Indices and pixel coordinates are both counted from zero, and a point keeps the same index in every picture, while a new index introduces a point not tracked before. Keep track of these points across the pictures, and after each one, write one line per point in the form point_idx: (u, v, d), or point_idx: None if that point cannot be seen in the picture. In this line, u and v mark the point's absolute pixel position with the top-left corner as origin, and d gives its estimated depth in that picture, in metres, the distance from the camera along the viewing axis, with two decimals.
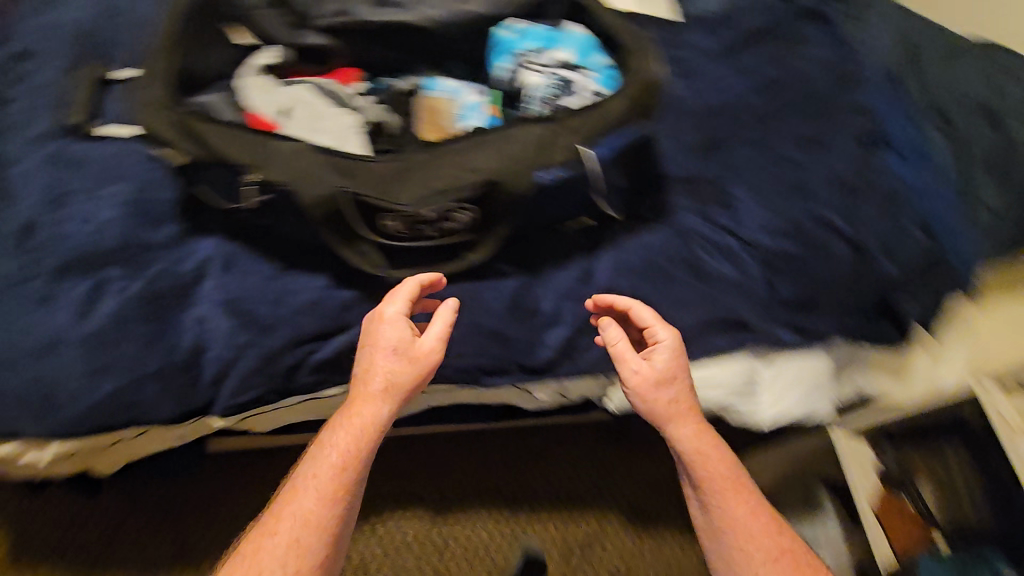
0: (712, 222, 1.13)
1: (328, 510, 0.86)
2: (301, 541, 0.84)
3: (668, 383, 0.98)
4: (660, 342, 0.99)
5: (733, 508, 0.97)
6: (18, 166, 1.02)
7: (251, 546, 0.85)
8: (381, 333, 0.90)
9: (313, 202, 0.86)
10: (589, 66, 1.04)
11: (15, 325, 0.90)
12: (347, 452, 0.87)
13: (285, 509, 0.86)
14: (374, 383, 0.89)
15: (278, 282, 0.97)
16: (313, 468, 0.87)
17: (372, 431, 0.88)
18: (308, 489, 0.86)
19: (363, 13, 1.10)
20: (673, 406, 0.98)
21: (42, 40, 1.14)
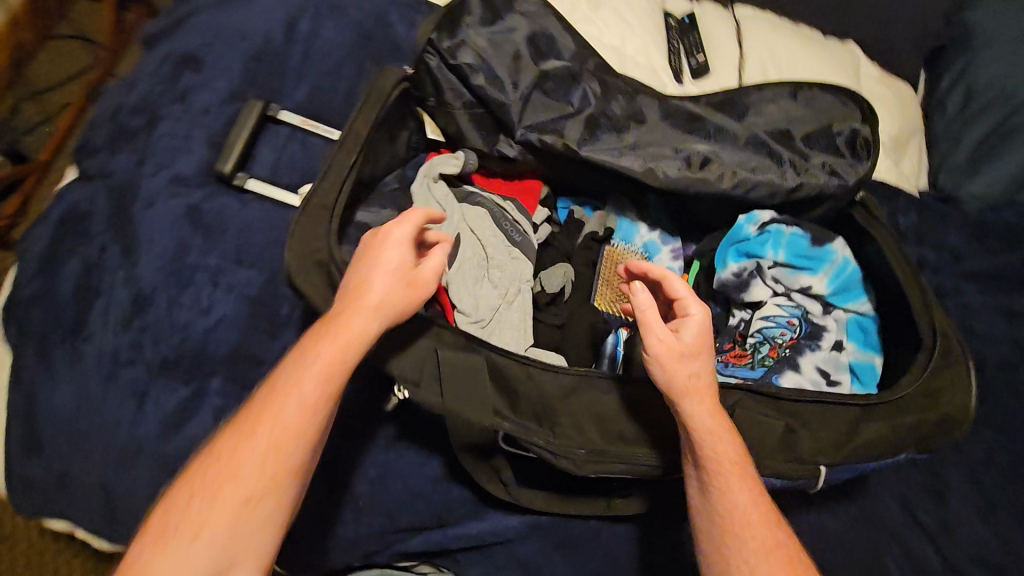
0: (914, 525, 0.92)
1: (283, 455, 0.58)
2: (241, 488, 0.57)
3: (699, 349, 0.67)
4: (692, 316, 0.68)
5: (739, 493, 0.63)
6: (149, 208, 0.88)
7: (150, 548, 0.55)
8: (385, 252, 0.64)
9: (464, 428, 0.67)
10: (845, 312, 0.81)
11: (101, 415, 0.79)
12: (335, 337, 0.60)
13: (222, 479, 0.57)
14: (354, 321, 0.61)
15: (387, 454, 0.81)
16: (265, 411, 0.59)
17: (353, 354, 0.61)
18: (268, 433, 0.58)
19: (577, 141, 0.88)
20: (690, 358, 0.66)
21: (216, 48, 0.97)
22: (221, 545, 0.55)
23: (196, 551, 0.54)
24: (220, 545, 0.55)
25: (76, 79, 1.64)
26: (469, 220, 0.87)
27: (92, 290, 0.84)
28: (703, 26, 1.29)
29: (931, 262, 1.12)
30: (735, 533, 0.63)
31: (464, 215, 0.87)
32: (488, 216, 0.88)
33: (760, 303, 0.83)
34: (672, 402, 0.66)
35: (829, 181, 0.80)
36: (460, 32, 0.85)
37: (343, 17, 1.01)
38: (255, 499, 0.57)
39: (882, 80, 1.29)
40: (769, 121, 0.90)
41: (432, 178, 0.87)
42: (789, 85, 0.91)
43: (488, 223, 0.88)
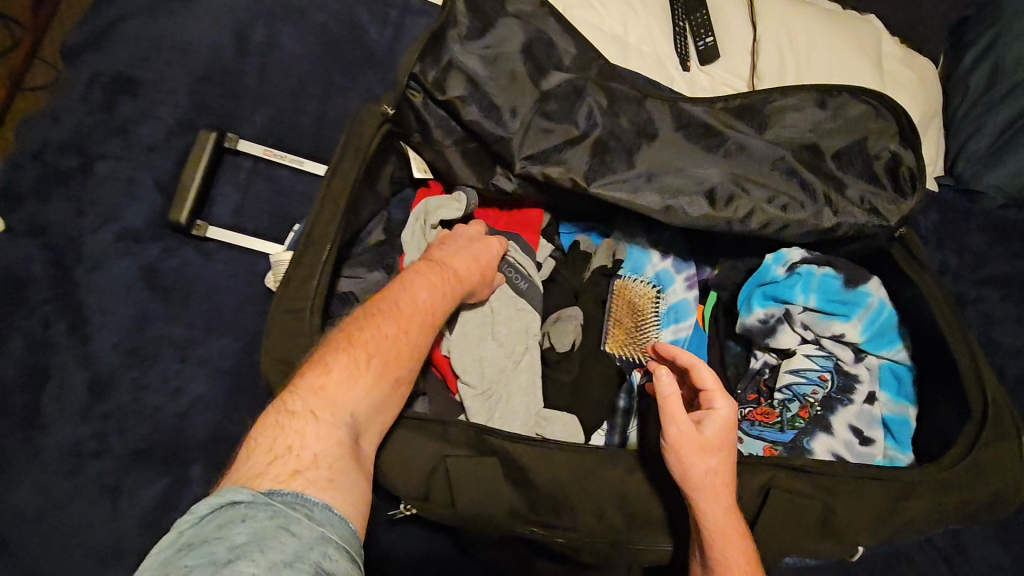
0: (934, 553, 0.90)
1: (418, 342, 0.59)
2: (390, 362, 0.56)
3: (720, 446, 0.60)
4: (716, 411, 0.61)
5: None
6: (99, 271, 0.76)
7: (311, 382, 0.52)
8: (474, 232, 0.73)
9: (481, 531, 0.62)
10: (877, 359, 0.76)
11: (67, 516, 0.71)
12: (447, 274, 0.64)
13: (377, 340, 0.56)
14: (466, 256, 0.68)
15: (392, 531, 0.75)
16: (416, 301, 0.60)
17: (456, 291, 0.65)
18: (411, 316, 0.59)
19: (586, 175, 0.77)
20: (708, 450, 0.59)
21: (154, 66, 0.84)
22: (372, 402, 0.53)
23: (350, 401, 0.52)
24: (370, 403, 0.53)
25: None
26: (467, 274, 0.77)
27: (37, 372, 0.73)
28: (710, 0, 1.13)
29: (952, 269, 1.05)
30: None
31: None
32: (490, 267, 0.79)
33: (788, 351, 0.77)
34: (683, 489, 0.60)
35: (868, 220, 0.74)
36: (446, 53, 0.73)
37: (305, 26, 0.88)
38: (398, 384, 0.56)
39: (904, 59, 1.17)
40: (798, 137, 0.80)
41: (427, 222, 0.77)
42: (818, 92, 0.81)
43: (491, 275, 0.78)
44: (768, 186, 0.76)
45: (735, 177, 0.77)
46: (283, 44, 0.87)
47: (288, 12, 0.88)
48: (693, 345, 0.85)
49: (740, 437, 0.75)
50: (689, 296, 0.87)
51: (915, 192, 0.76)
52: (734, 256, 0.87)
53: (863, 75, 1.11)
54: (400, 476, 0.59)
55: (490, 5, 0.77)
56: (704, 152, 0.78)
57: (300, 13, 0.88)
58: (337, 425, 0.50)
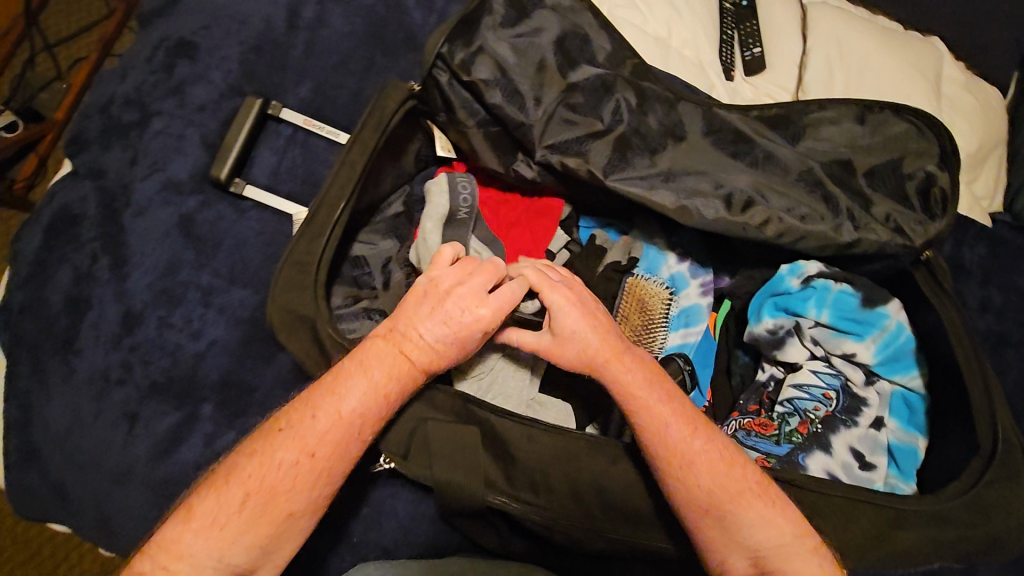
0: None
1: (322, 471, 0.55)
2: (288, 493, 0.54)
3: (577, 303, 0.66)
4: (556, 303, 0.65)
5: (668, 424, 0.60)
6: (142, 216, 0.84)
7: (197, 526, 0.53)
8: (473, 282, 0.63)
9: (452, 498, 0.62)
10: (889, 384, 0.73)
11: (90, 434, 0.77)
12: (393, 366, 0.58)
13: (272, 475, 0.54)
14: (425, 347, 0.60)
15: (380, 493, 0.78)
16: (328, 432, 0.55)
17: (395, 397, 0.58)
18: (321, 437, 0.55)
19: (604, 169, 0.77)
20: (573, 317, 0.65)
21: (213, 33, 0.90)
22: (252, 544, 0.53)
23: (234, 544, 0.53)
24: (247, 547, 0.53)
25: (88, 31, 1.57)
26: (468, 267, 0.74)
27: (81, 302, 0.81)
28: (762, 11, 1.11)
29: (997, 306, 0.99)
30: (732, 526, 0.57)
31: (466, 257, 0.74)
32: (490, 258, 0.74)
33: (795, 365, 0.75)
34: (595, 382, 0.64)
35: (892, 239, 0.72)
36: (478, 38, 0.75)
37: (355, 8, 0.93)
38: (297, 515, 0.55)
39: (967, 85, 1.11)
40: (828, 151, 0.78)
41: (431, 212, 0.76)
42: (858, 107, 0.78)
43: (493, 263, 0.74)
44: (789, 196, 0.75)
45: (757, 185, 0.76)
46: (332, 23, 0.92)
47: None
48: (701, 350, 0.83)
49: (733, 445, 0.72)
50: (702, 301, 0.84)
51: (946, 217, 0.73)
52: (752, 265, 0.84)
53: (918, 97, 1.06)
54: (385, 425, 0.62)
55: None
56: (729, 158, 0.77)
57: None
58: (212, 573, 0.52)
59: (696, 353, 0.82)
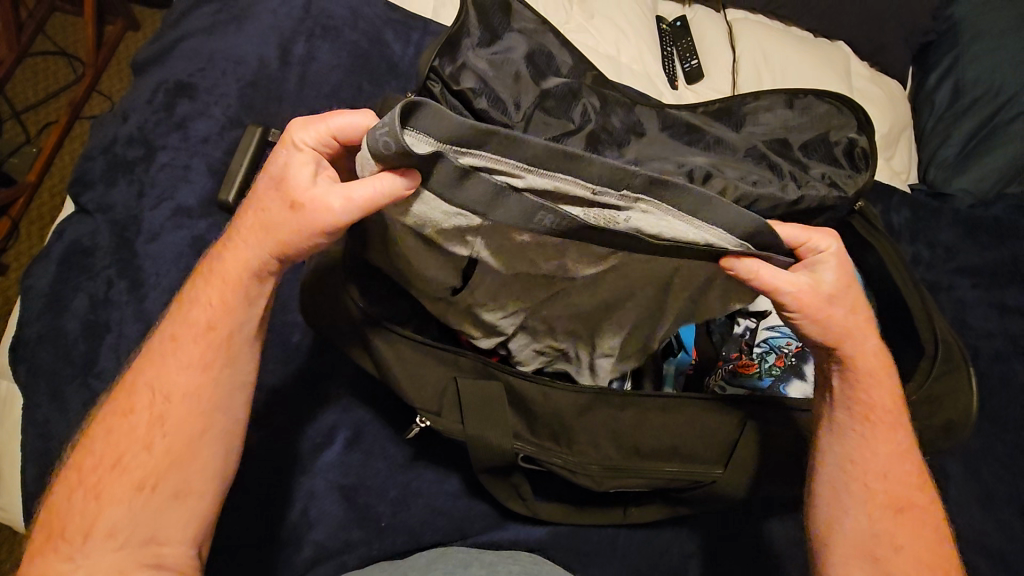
0: None
1: (173, 431, 0.62)
2: (129, 470, 0.61)
3: (850, 294, 0.64)
4: (829, 258, 0.63)
5: (886, 437, 0.66)
6: (155, 241, 0.89)
7: (52, 546, 0.59)
8: (290, 162, 0.60)
9: (484, 452, 0.68)
10: None
11: None
12: (211, 315, 0.64)
13: (120, 457, 0.61)
14: (233, 267, 0.63)
15: (406, 476, 0.82)
16: (149, 407, 0.63)
17: (218, 336, 0.63)
18: (151, 410, 0.62)
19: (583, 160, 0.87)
20: (866, 333, 0.66)
21: (209, 74, 0.98)
22: (114, 525, 0.59)
23: (104, 534, 0.59)
24: (111, 529, 0.59)
25: (56, 96, 1.61)
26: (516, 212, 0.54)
27: (99, 326, 0.85)
28: (694, 30, 1.28)
29: (926, 259, 1.13)
30: (882, 550, 0.64)
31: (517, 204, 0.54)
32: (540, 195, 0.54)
33: (764, 312, 0.84)
34: (840, 361, 0.66)
35: (829, 192, 0.85)
36: (460, 57, 0.87)
37: (341, 46, 1.03)
38: (147, 482, 0.61)
39: (871, 79, 1.31)
40: (765, 132, 0.91)
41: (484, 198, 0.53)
42: (787, 94, 0.93)
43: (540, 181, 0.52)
44: (739, 169, 0.87)
45: (712, 163, 0.87)
46: (321, 61, 1.02)
47: (327, 35, 1.03)
48: None
49: (723, 386, 0.83)
50: None
51: (869, 169, 0.87)
52: None
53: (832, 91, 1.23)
54: (418, 391, 0.69)
55: (498, 22, 0.91)
56: (686, 145, 0.90)
57: (338, 36, 1.04)
58: (98, 567, 0.58)
59: None
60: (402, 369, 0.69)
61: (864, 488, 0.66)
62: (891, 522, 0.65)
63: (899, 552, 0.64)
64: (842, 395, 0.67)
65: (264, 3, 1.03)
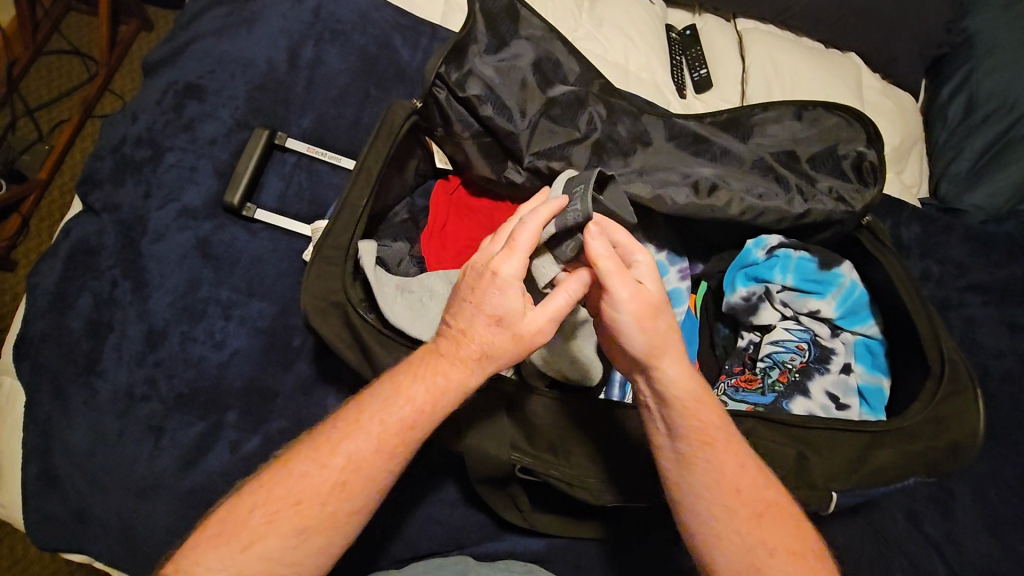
0: (935, 549, 0.89)
1: (359, 499, 0.58)
2: (299, 518, 0.57)
3: (652, 319, 0.60)
4: (641, 263, 0.62)
5: (728, 455, 0.62)
6: (160, 242, 0.89)
7: (216, 537, 0.56)
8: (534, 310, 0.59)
9: (481, 462, 0.67)
10: (852, 335, 0.83)
11: (117, 451, 0.80)
12: (434, 391, 0.59)
13: (291, 498, 0.57)
14: (457, 377, 0.59)
15: (402, 484, 0.81)
16: (348, 470, 0.58)
17: (415, 431, 0.59)
18: (342, 471, 0.58)
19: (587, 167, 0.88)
20: (666, 357, 0.62)
21: (219, 76, 0.99)
22: (258, 552, 0.55)
23: (261, 557, 0.56)
24: (257, 552, 0.55)
25: (70, 94, 1.63)
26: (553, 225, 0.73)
27: (103, 326, 0.85)
28: (703, 39, 1.28)
29: (936, 275, 1.11)
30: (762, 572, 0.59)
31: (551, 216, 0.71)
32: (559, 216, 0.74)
33: (769, 326, 0.84)
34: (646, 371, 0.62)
35: (836, 206, 0.83)
36: (467, 63, 0.87)
37: (350, 51, 1.04)
38: (310, 530, 0.57)
39: (882, 91, 1.30)
40: (772, 144, 0.91)
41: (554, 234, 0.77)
42: (795, 106, 0.92)
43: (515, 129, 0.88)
44: (746, 181, 0.87)
45: (718, 174, 0.87)
46: (330, 65, 1.02)
47: (336, 39, 1.04)
48: (686, 330, 0.88)
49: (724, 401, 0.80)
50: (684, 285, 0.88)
51: (877, 184, 0.86)
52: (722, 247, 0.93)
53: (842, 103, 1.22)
54: None
55: (506, 29, 0.91)
56: (692, 156, 0.89)
57: (346, 40, 1.04)
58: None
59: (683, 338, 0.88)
60: None
61: (725, 513, 0.61)
62: (757, 538, 0.60)
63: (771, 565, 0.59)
64: (666, 417, 0.63)
65: (274, 8, 1.03)
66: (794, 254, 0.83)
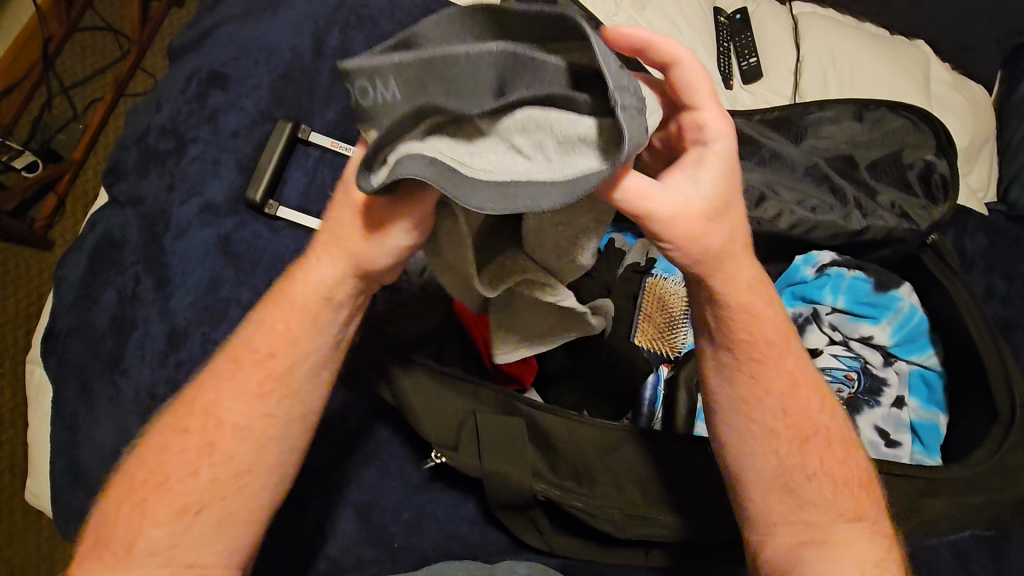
0: None
1: (241, 457, 0.54)
2: (173, 495, 0.53)
3: (715, 217, 0.52)
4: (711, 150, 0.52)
5: (776, 369, 0.58)
6: (182, 238, 0.88)
7: (104, 547, 0.53)
8: (389, 235, 0.51)
9: (502, 489, 0.64)
10: (907, 364, 0.76)
11: None
12: (282, 325, 0.55)
13: (157, 478, 0.54)
14: (301, 305, 0.55)
15: (421, 498, 0.79)
16: (204, 427, 0.55)
17: (273, 369, 0.55)
18: (201, 433, 0.54)
19: None
20: (724, 267, 0.55)
21: (242, 64, 0.96)
22: (146, 542, 0.52)
23: (148, 551, 0.52)
24: (146, 546, 0.52)
25: (104, 72, 1.62)
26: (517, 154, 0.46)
27: (126, 324, 0.85)
28: (756, 23, 1.18)
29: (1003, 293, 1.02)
30: (799, 495, 0.57)
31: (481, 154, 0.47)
32: (514, 118, 0.45)
33: (815, 351, 0.77)
34: (699, 277, 0.55)
35: (898, 224, 0.77)
36: None
37: (377, 38, 0.98)
38: (192, 509, 0.53)
39: (953, 84, 1.18)
40: (828, 147, 0.83)
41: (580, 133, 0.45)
42: (856, 105, 0.84)
43: None
44: (798, 190, 0.80)
45: (766, 182, 0.81)
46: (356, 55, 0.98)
47: (363, 26, 0.99)
48: None
49: None
50: None
51: (948, 201, 0.79)
52: (764, 260, 0.85)
53: (907, 95, 1.12)
54: (433, 423, 0.66)
55: None
56: (738, 159, 0.83)
57: (374, 27, 0.99)
58: None
59: None
60: (422, 399, 0.66)
61: (764, 429, 0.58)
62: (796, 459, 0.58)
63: (811, 490, 0.57)
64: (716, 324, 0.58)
65: None
66: (849, 275, 0.77)
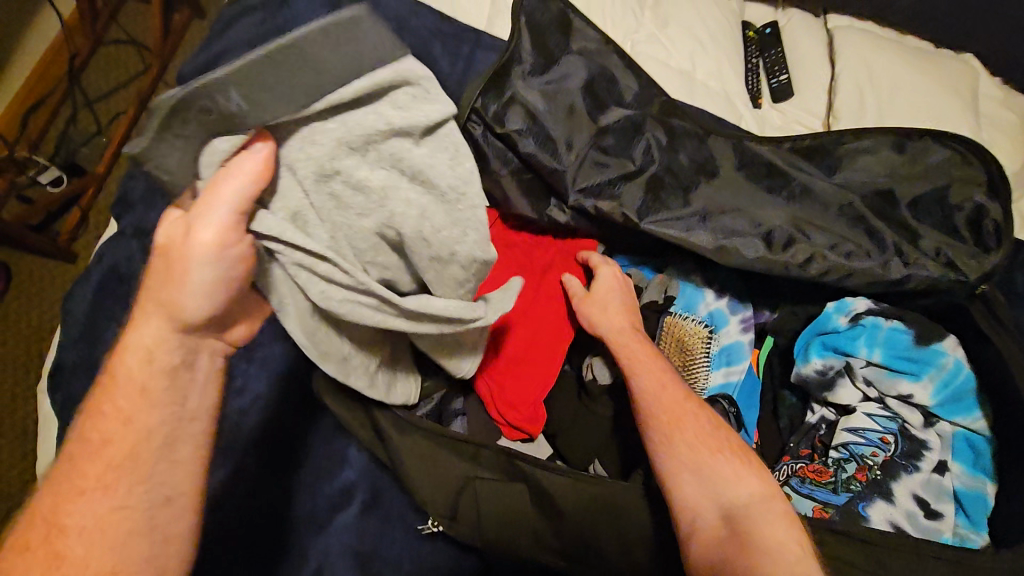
0: None
1: (131, 510, 0.50)
2: None
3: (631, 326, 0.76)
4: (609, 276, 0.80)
5: (661, 374, 0.71)
6: None
7: None
8: (191, 273, 0.51)
9: (501, 549, 0.64)
10: (951, 426, 0.70)
11: None
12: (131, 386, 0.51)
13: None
14: (129, 380, 0.51)
15: (423, 550, 0.73)
16: (46, 538, 0.48)
17: (130, 433, 0.51)
18: (46, 542, 0.48)
19: (638, 212, 0.77)
20: (649, 369, 0.71)
21: None
22: None
23: None
24: None
25: (128, 86, 1.56)
26: (352, 150, 0.53)
27: None
28: (787, 38, 1.12)
29: None
30: (709, 480, 0.62)
31: (330, 184, 0.54)
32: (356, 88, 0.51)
33: (848, 407, 0.73)
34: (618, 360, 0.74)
35: (944, 275, 0.72)
36: (508, 89, 0.78)
37: None
38: None
39: (1005, 102, 1.09)
40: (865, 181, 0.77)
41: (401, 73, 0.52)
42: (897, 135, 0.77)
43: (568, 161, 0.78)
44: (831, 232, 0.75)
45: (795, 222, 0.75)
46: None
47: None
48: (748, 392, 0.79)
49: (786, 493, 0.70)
50: (748, 341, 0.80)
51: (1000, 249, 0.73)
52: (793, 300, 0.83)
53: (956, 113, 1.03)
54: (431, 487, 0.64)
55: (555, 43, 0.81)
56: (764, 192, 0.77)
57: None
58: None
59: (749, 401, 0.79)
60: (423, 457, 0.65)
61: (668, 426, 0.66)
62: (700, 445, 0.65)
63: (719, 477, 0.62)
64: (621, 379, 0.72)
65: (308, 14, 0.97)
66: (890, 327, 0.72)
